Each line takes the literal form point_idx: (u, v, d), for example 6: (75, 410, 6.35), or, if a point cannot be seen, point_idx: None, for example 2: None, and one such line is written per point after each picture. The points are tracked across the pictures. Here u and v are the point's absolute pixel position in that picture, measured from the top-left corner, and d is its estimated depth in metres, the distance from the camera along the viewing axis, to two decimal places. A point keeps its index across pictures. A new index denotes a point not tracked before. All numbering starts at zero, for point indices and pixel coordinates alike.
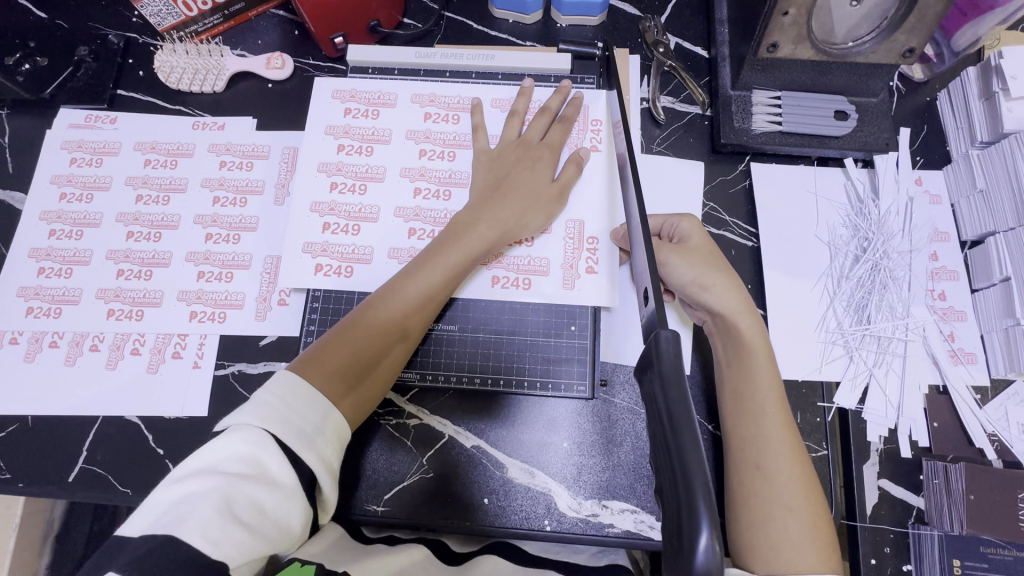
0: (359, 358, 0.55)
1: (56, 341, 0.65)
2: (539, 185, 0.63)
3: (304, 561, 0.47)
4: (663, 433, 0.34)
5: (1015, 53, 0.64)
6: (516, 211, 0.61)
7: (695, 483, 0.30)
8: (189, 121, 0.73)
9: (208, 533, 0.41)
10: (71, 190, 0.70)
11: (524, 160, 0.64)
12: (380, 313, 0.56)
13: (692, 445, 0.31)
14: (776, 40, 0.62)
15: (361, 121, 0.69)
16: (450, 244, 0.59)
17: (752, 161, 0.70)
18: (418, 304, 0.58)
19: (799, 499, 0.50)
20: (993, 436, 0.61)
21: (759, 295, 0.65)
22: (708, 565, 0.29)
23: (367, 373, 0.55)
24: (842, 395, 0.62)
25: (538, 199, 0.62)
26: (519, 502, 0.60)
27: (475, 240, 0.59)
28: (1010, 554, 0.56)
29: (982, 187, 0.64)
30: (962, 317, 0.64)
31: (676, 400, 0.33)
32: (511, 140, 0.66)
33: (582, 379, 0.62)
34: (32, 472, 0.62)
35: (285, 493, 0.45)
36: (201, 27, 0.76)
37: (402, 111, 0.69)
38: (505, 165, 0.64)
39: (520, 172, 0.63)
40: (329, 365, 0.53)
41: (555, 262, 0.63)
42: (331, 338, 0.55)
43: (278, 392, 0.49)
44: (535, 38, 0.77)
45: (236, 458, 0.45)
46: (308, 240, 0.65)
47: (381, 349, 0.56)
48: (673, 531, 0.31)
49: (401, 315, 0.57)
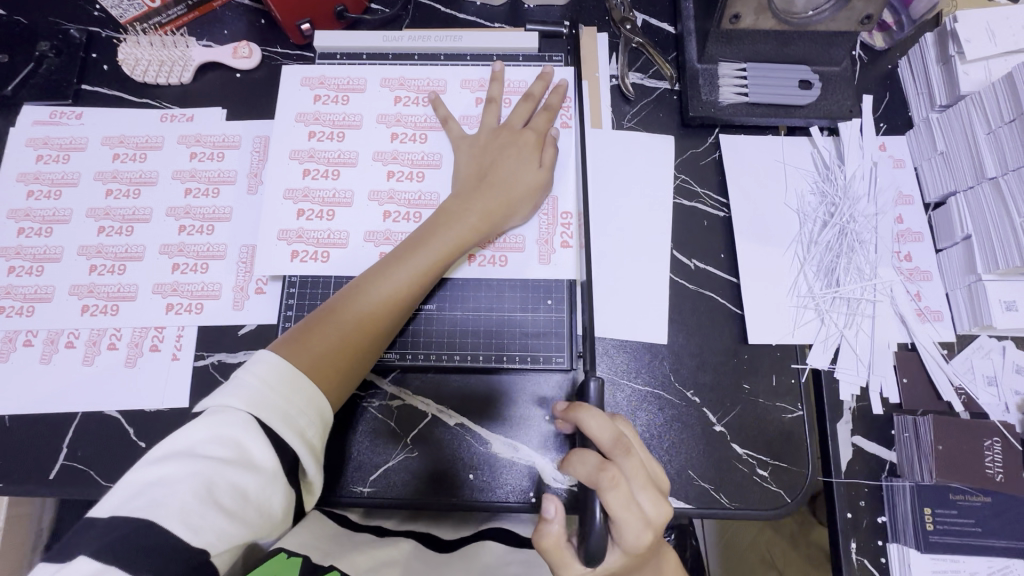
0: (344, 342, 0.55)
1: (30, 340, 0.64)
2: (512, 164, 0.63)
3: (291, 553, 0.51)
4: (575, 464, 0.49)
5: (969, 16, 0.66)
6: (497, 194, 0.61)
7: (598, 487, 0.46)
8: (157, 113, 0.72)
9: (188, 519, 0.41)
10: (38, 188, 0.69)
11: (508, 144, 0.64)
12: (367, 298, 0.56)
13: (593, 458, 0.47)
14: (738, 11, 0.63)
15: (331, 106, 0.68)
16: (440, 228, 0.60)
17: (720, 132, 0.71)
18: (405, 291, 0.58)
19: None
20: (960, 389, 0.62)
21: (731, 264, 0.67)
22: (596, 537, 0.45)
23: (353, 358, 0.55)
24: (815, 356, 0.63)
25: (512, 178, 0.62)
26: (503, 476, 0.61)
27: (465, 226, 0.60)
28: (979, 500, 0.58)
29: (942, 149, 0.66)
30: (927, 276, 0.66)
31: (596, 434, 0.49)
32: (491, 127, 0.66)
33: (561, 351, 0.63)
34: (11, 471, 0.61)
35: (267, 478, 0.45)
36: (165, 19, 0.75)
37: (371, 95, 0.69)
38: (489, 153, 0.64)
39: (503, 158, 0.63)
40: (314, 348, 0.53)
41: (531, 240, 0.64)
42: (317, 321, 0.56)
43: (259, 372, 0.49)
44: (502, 19, 0.77)
45: (216, 441, 0.45)
46: (283, 227, 0.65)
47: (369, 336, 0.56)
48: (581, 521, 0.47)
49: (388, 300, 0.57)
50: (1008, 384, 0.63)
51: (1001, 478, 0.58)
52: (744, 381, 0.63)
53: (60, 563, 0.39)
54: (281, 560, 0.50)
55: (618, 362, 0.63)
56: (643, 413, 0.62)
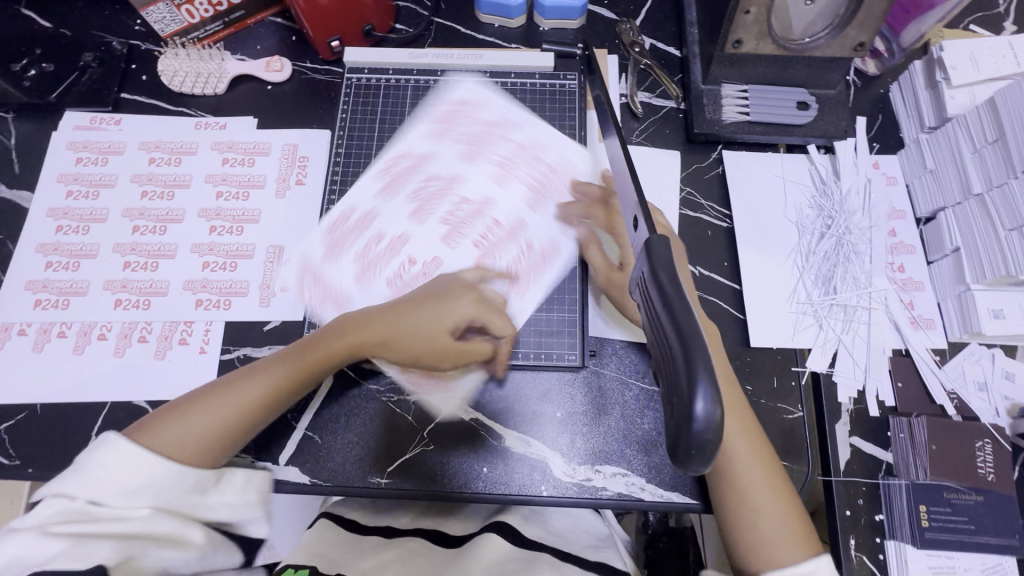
0: (185, 433, 0.55)
1: (64, 331, 0.67)
2: (448, 315, 0.61)
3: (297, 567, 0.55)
4: (673, 352, 0.31)
5: (954, 46, 0.70)
6: (406, 334, 0.61)
7: (695, 360, 0.30)
8: (192, 121, 0.77)
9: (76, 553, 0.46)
10: (77, 188, 0.73)
11: (443, 293, 0.63)
12: (237, 394, 0.57)
13: (704, 357, 0.30)
14: (740, 37, 0.68)
15: (399, 147, 0.73)
16: (330, 341, 0.60)
17: (724, 149, 0.75)
18: (276, 393, 0.58)
19: (768, 501, 0.54)
20: (952, 393, 0.66)
21: (734, 272, 0.70)
22: (706, 421, 0.29)
23: (225, 441, 0.56)
24: (814, 360, 0.66)
25: (428, 334, 0.61)
26: (516, 470, 0.63)
27: (388, 316, 0.61)
28: (972, 499, 0.61)
29: (931, 168, 0.71)
30: (920, 286, 0.70)
31: (665, 279, 0.34)
32: (451, 263, 0.67)
33: (572, 349, 0.66)
34: (41, 457, 0.63)
35: (145, 518, 0.51)
36: (202, 34, 0.80)
37: (436, 155, 0.73)
38: (423, 289, 0.64)
39: (438, 298, 0.62)
40: (172, 430, 0.54)
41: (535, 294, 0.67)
42: (195, 401, 0.57)
43: (98, 451, 0.52)
44: (519, 40, 0.82)
45: (60, 516, 0.49)
46: (202, 207, 0.73)
47: (227, 432, 0.56)
48: (672, 394, 0.31)
49: (224, 402, 0.57)
50: (998, 389, 0.66)
51: (991, 478, 0.61)
52: (747, 382, 0.65)
53: None
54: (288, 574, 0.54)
55: (628, 362, 0.67)
56: (651, 411, 0.65)
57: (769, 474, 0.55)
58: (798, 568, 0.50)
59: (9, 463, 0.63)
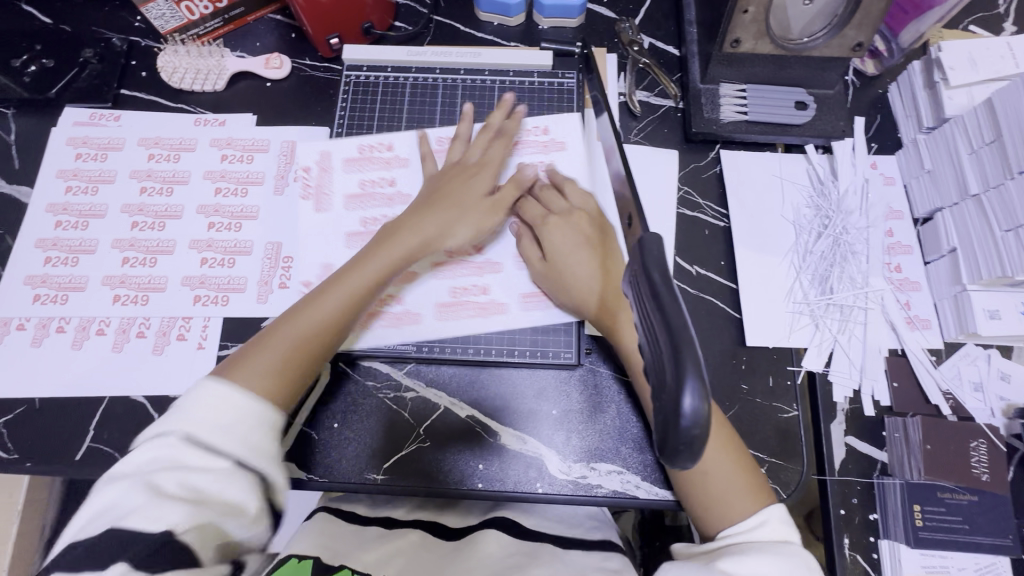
0: (283, 358, 0.54)
1: (63, 326, 0.68)
2: (474, 195, 0.66)
3: (302, 557, 0.55)
4: (661, 351, 0.31)
5: (953, 46, 0.71)
6: (451, 218, 0.65)
7: (684, 357, 0.29)
8: (191, 117, 0.77)
9: (147, 513, 0.42)
10: (76, 183, 0.74)
11: (460, 172, 0.68)
12: (315, 311, 0.57)
13: (692, 357, 0.29)
14: (739, 36, 0.68)
15: (378, 152, 0.73)
16: (377, 249, 0.62)
17: (722, 148, 0.76)
18: (357, 300, 0.59)
19: (718, 455, 0.54)
20: (948, 394, 0.66)
21: (731, 271, 0.70)
22: (695, 417, 0.29)
23: (318, 350, 0.57)
24: (809, 360, 0.66)
25: (471, 208, 0.66)
26: (511, 466, 0.63)
27: (420, 210, 0.64)
28: (966, 499, 0.61)
29: (929, 168, 0.71)
30: (917, 286, 0.70)
31: (656, 277, 0.33)
32: (455, 159, 0.70)
33: (568, 347, 0.66)
34: (39, 452, 0.64)
35: (224, 473, 0.45)
36: (202, 31, 0.80)
37: (415, 169, 0.72)
38: (442, 178, 0.68)
39: (458, 181, 0.67)
40: (259, 365, 0.53)
41: (514, 301, 0.67)
42: (277, 326, 0.56)
43: (196, 394, 0.49)
44: (518, 38, 0.82)
45: (152, 462, 0.45)
46: (201, 203, 0.73)
47: (317, 346, 0.57)
48: (661, 396, 0.31)
49: (317, 312, 0.57)
50: (993, 390, 0.66)
51: (986, 478, 0.61)
52: (742, 381, 0.66)
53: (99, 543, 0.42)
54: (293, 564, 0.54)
55: (624, 361, 0.67)
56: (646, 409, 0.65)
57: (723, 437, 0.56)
58: (752, 521, 0.51)
59: (7, 458, 0.63)
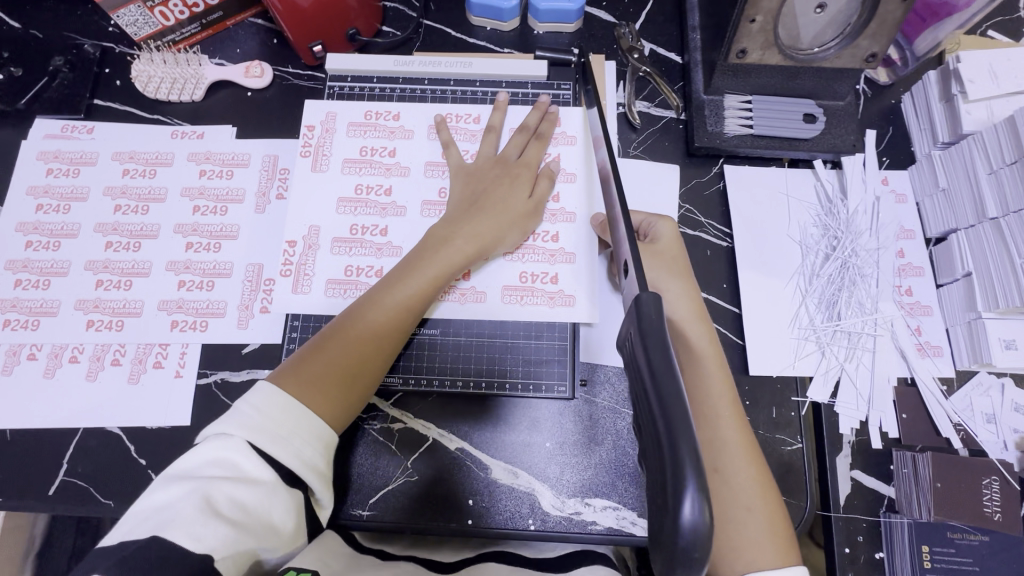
0: (333, 376, 0.53)
1: (34, 353, 0.65)
2: (515, 201, 0.63)
3: (300, 570, 0.46)
4: (657, 437, 0.30)
5: (972, 57, 0.67)
6: (494, 225, 0.61)
7: (682, 451, 0.28)
8: (168, 130, 0.73)
9: (191, 531, 0.41)
10: (47, 201, 0.70)
11: (502, 177, 0.64)
12: (360, 326, 0.56)
13: (692, 452, 0.28)
14: (745, 46, 0.64)
15: (379, 156, 0.68)
16: (427, 258, 0.59)
17: (725, 163, 0.72)
18: (403, 315, 0.57)
19: (758, 499, 0.51)
20: (959, 426, 0.63)
21: (734, 295, 0.67)
22: (694, 528, 0.27)
23: (367, 366, 0.55)
24: (815, 389, 0.63)
25: (513, 215, 0.62)
26: (503, 502, 0.60)
27: (467, 218, 0.61)
28: (976, 539, 0.59)
29: (943, 186, 0.67)
30: (928, 311, 0.67)
31: (654, 353, 0.32)
32: (489, 156, 0.66)
33: (562, 380, 0.63)
34: (10, 487, 0.61)
35: (270, 487, 0.45)
36: (179, 36, 0.76)
37: (419, 142, 0.69)
38: (482, 180, 0.64)
39: (498, 186, 0.64)
40: (310, 378, 0.52)
41: (494, 292, 0.64)
42: (326, 340, 0.55)
43: (257, 402, 0.48)
44: (512, 44, 0.78)
45: (213, 463, 0.45)
46: (178, 221, 0.69)
47: (364, 362, 0.55)
48: (658, 491, 0.29)
49: (366, 330, 0.56)
50: (1007, 421, 0.63)
51: (998, 517, 0.58)
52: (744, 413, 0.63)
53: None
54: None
55: (620, 391, 0.64)
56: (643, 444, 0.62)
57: (760, 476, 0.52)
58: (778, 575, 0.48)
59: None
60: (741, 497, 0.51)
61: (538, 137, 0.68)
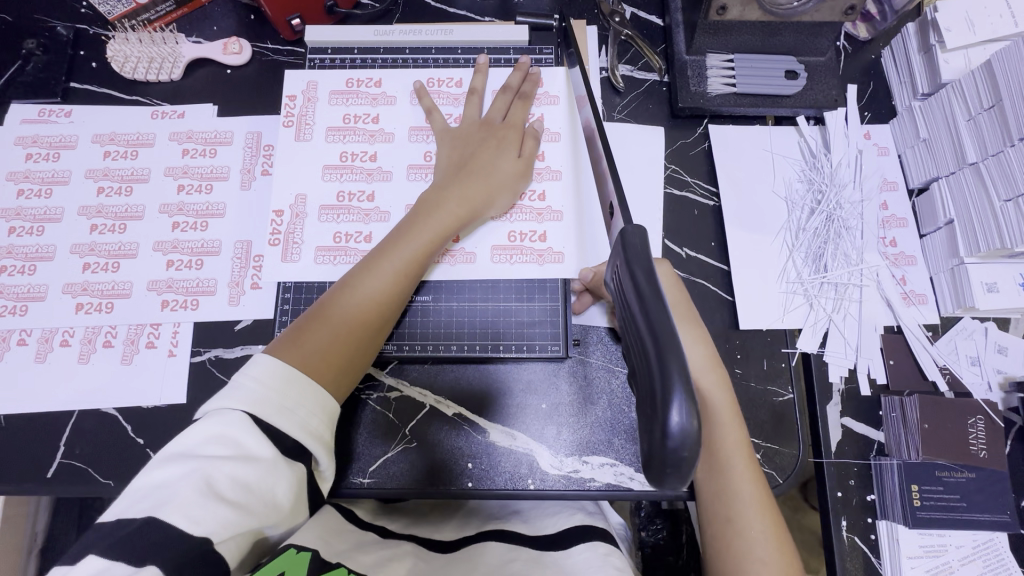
0: (331, 342, 0.53)
1: (24, 339, 0.64)
2: (505, 161, 0.63)
3: (300, 548, 0.47)
4: (646, 357, 0.31)
5: (949, 7, 0.67)
6: (485, 186, 0.61)
7: (670, 364, 0.30)
8: (147, 110, 0.72)
9: (189, 512, 0.40)
10: (28, 186, 0.69)
11: (490, 138, 0.64)
12: (356, 293, 0.56)
13: (679, 363, 0.30)
14: (725, 2, 0.64)
15: (363, 123, 0.68)
16: (419, 221, 0.59)
17: (710, 123, 0.72)
18: (397, 281, 0.57)
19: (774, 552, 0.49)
20: (944, 369, 0.64)
21: (722, 252, 0.68)
22: (682, 433, 0.29)
23: (364, 331, 0.56)
24: (804, 340, 0.64)
25: (504, 174, 0.62)
26: (501, 463, 0.61)
27: (454, 180, 0.61)
28: (963, 476, 0.60)
29: (925, 137, 0.68)
30: (912, 261, 0.68)
31: (640, 275, 0.33)
32: (474, 119, 0.66)
33: (555, 340, 0.64)
34: (7, 472, 0.61)
35: (272, 463, 0.45)
36: (153, 15, 0.75)
37: (402, 108, 0.69)
38: (470, 143, 0.64)
39: (487, 148, 0.63)
40: (307, 346, 0.53)
41: (484, 251, 0.64)
42: (319, 311, 0.55)
43: (256, 375, 0.48)
44: (492, 12, 0.77)
45: (211, 442, 0.44)
46: (163, 202, 0.69)
47: (359, 328, 0.55)
48: (649, 404, 0.31)
49: (362, 296, 0.56)
50: (990, 363, 0.65)
51: (983, 454, 0.60)
52: (736, 366, 0.64)
53: (70, 563, 0.39)
54: (292, 556, 0.46)
55: (613, 352, 0.65)
56: None
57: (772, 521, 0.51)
58: None
59: None
60: (755, 551, 0.49)
61: (519, 94, 0.68)
